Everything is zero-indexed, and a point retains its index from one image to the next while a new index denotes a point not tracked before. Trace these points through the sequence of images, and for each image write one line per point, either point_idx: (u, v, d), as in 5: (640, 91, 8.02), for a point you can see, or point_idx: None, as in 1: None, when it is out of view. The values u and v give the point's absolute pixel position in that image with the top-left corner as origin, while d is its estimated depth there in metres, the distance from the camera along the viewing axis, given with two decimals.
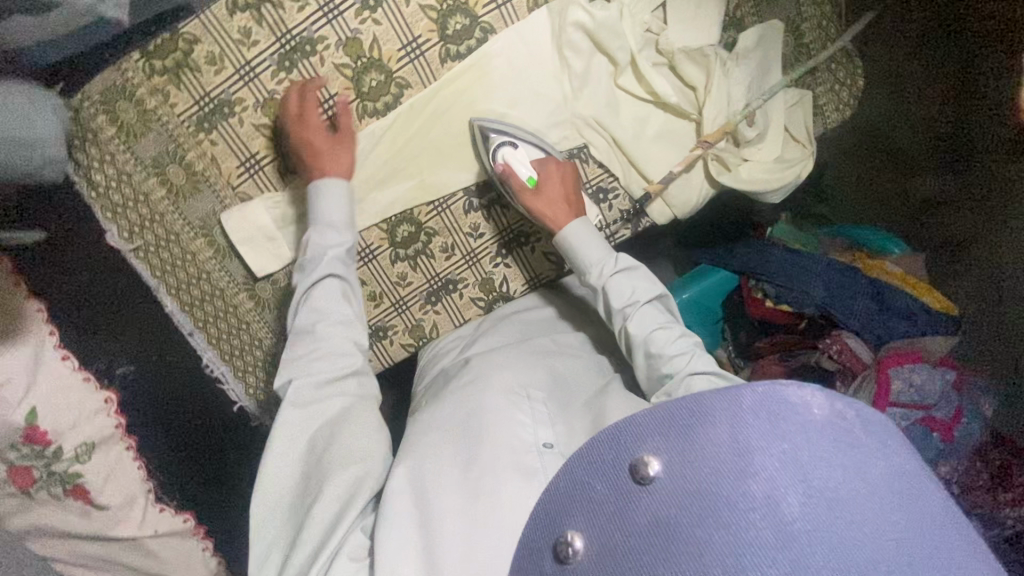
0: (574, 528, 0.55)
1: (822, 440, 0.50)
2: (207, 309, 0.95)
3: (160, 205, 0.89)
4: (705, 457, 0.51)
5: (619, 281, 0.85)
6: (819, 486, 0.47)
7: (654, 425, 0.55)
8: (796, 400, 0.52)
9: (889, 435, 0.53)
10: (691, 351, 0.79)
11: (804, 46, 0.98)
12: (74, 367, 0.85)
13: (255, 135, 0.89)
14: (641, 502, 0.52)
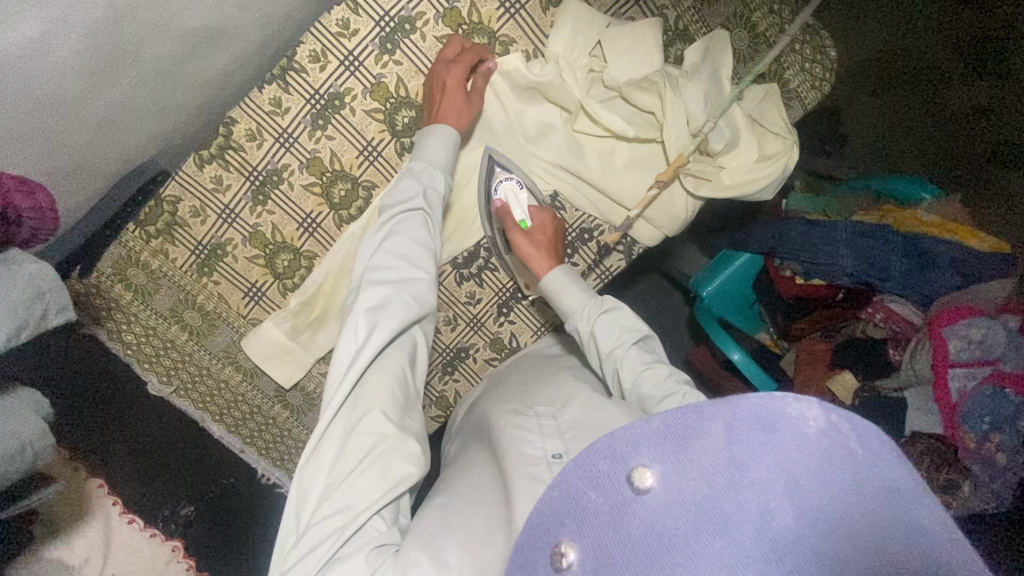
0: (567, 539, 0.48)
1: (814, 454, 0.44)
2: (251, 426, 1.03)
3: (186, 346, 0.98)
4: (699, 471, 0.45)
5: (603, 321, 0.85)
6: (817, 503, 0.43)
7: (650, 431, 0.48)
8: (791, 411, 0.45)
9: (887, 447, 0.46)
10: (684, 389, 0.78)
11: (760, 36, 0.93)
12: (141, 527, 0.89)
13: (251, 266, 0.96)
14: (634, 513, 0.46)
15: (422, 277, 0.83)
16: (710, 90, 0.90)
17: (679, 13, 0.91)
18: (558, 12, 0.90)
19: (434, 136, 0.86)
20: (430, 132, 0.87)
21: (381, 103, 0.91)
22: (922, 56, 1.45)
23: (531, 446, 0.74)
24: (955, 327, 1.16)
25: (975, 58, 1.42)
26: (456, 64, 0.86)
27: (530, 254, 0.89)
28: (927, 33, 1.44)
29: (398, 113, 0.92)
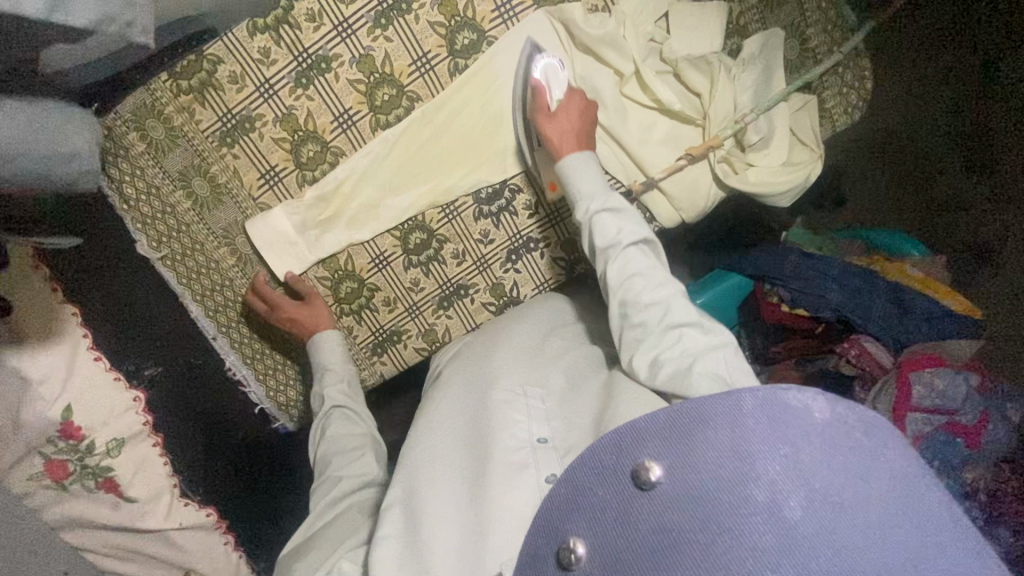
0: (575, 537, 0.57)
1: (813, 442, 0.51)
2: (232, 315, 1.00)
3: (186, 215, 0.94)
4: (704, 460, 0.53)
5: (608, 217, 0.82)
6: (821, 490, 0.49)
7: (655, 429, 0.57)
8: (796, 403, 0.54)
9: (894, 434, 0.54)
10: (669, 303, 0.76)
11: (809, 51, 0.99)
12: (107, 366, 0.82)
13: (275, 149, 0.93)
14: (642, 506, 0.54)
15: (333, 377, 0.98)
16: (759, 83, 0.96)
17: (742, 10, 0.97)
18: None
19: (325, 341, 0.98)
20: (318, 341, 0.98)
21: (445, 19, 0.91)
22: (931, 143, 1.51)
23: (516, 435, 0.79)
24: (922, 373, 1.21)
25: (977, 151, 1.47)
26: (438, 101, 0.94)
27: (552, 131, 0.88)
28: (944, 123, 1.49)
29: (460, 32, 0.92)
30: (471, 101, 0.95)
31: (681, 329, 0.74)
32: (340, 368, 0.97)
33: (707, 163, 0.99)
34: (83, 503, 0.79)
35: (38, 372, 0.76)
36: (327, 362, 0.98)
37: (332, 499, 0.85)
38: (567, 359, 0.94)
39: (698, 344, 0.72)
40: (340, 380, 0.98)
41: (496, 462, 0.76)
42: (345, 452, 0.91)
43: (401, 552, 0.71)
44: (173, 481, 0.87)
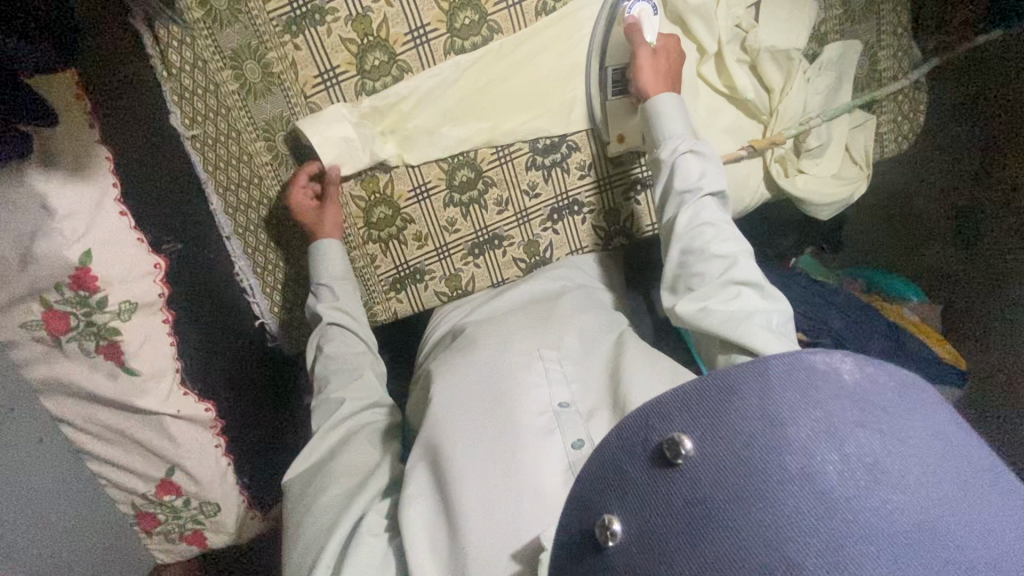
0: (610, 512, 0.44)
1: (844, 401, 0.41)
2: (253, 216, 0.93)
3: (229, 98, 0.87)
4: (738, 427, 0.42)
5: (692, 160, 0.81)
6: (867, 454, 0.38)
7: (678, 400, 0.44)
8: (821, 364, 0.44)
9: (922, 395, 0.44)
10: (735, 258, 0.74)
11: (877, 73, 1.01)
12: (131, 225, 0.63)
13: (340, 49, 0.88)
14: (671, 485, 0.42)
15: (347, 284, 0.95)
16: (828, 93, 0.98)
17: (824, 19, 0.97)
18: None
19: (327, 251, 0.93)
20: (322, 248, 0.93)
21: None
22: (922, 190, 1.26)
23: (535, 400, 0.74)
24: None
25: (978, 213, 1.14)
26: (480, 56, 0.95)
27: (644, 70, 0.86)
28: (938, 168, 1.23)
29: None
30: (550, 48, 0.93)
31: (741, 283, 0.73)
32: (340, 284, 0.93)
33: (762, 161, 1.01)
34: (76, 367, 0.62)
35: (61, 206, 0.57)
36: (326, 273, 0.94)
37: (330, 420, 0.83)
38: (575, 325, 0.87)
39: (754, 303, 0.72)
40: (342, 300, 0.94)
41: (516, 426, 0.71)
42: (340, 372, 0.89)
43: (430, 510, 0.69)
44: (177, 372, 0.68)
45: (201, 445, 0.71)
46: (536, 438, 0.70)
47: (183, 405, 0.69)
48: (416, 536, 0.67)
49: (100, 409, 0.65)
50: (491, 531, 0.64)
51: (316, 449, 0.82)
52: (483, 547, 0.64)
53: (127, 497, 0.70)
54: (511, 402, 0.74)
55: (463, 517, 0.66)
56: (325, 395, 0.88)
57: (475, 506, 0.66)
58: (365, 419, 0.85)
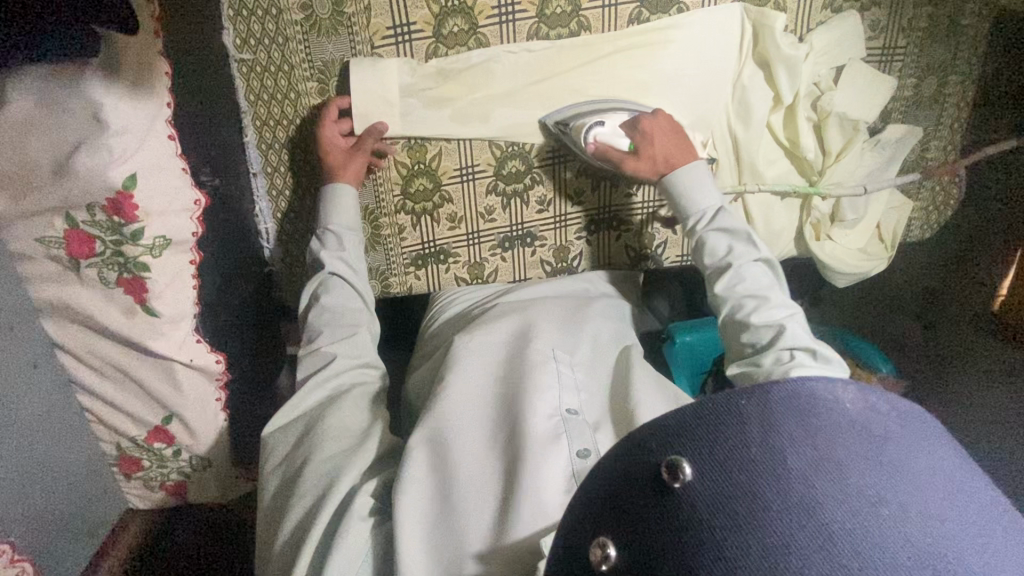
0: (609, 534, 0.42)
1: (845, 435, 0.40)
2: (285, 158, 0.87)
3: (290, 28, 0.81)
4: (744, 456, 0.40)
5: (717, 236, 0.77)
6: (853, 485, 0.38)
7: (687, 425, 0.41)
8: (822, 394, 0.42)
9: (919, 419, 0.43)
10: (782, 323, 0.69)
11: (924, 159, 1.04)
12: (177, 152, 0.57)
13: (421, 6, 0.82)
14: (670, 508, 0.40)
15: (353, 235, 0.85)
16: (877, 168, 1.00)
17: (895, 97, 0.99)
18: (835, 17, 0.90)
19: (339, 197, 0.84)
20: (333, 194, 0.84)
21: None
22: (913, 260, 1.19)
23: (541, 395, 0.67)
24: None
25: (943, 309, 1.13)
26: (578, 48, 0.88)
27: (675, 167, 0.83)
28: (932, 246, 1.16)
29: None
30: (631, 56, 0.89)
31: (793, 347, 0.67)
32: (350, 235, 0.85)
33: (799, 220, 1.03)
34: (92, 296, 0.57)
35: (114, 120, 0.51)
36: (331, 217, 0.84)
37: (320, 377, 0.75)
38: (584, 326, 0.83)
39: (810, 365, 0.65)
40: (348, 252, 0.84)
41: (519, 420, 0.65)
42: (336, 328, 0.80)
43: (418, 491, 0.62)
44: (195, 320, 0.63)
45: (202, 400, 0.66)
46: (545, 436, 0.63)
47: (196, 354, 0.63)
48: (404, 518, 0.60)
49: (101, 342, 0.60)
50: (486, 527, 0.59)
51: (295, 408, 0.73)
52: (473, 543, 0.58)
53: (114, 437, 0.66)
54: (516, 395, 0.68)
55: (458, 506, 0.60)
56: (314, 347, 0.79)
57: (472, 499, 0.61)
58: (354, 379, 0.76)
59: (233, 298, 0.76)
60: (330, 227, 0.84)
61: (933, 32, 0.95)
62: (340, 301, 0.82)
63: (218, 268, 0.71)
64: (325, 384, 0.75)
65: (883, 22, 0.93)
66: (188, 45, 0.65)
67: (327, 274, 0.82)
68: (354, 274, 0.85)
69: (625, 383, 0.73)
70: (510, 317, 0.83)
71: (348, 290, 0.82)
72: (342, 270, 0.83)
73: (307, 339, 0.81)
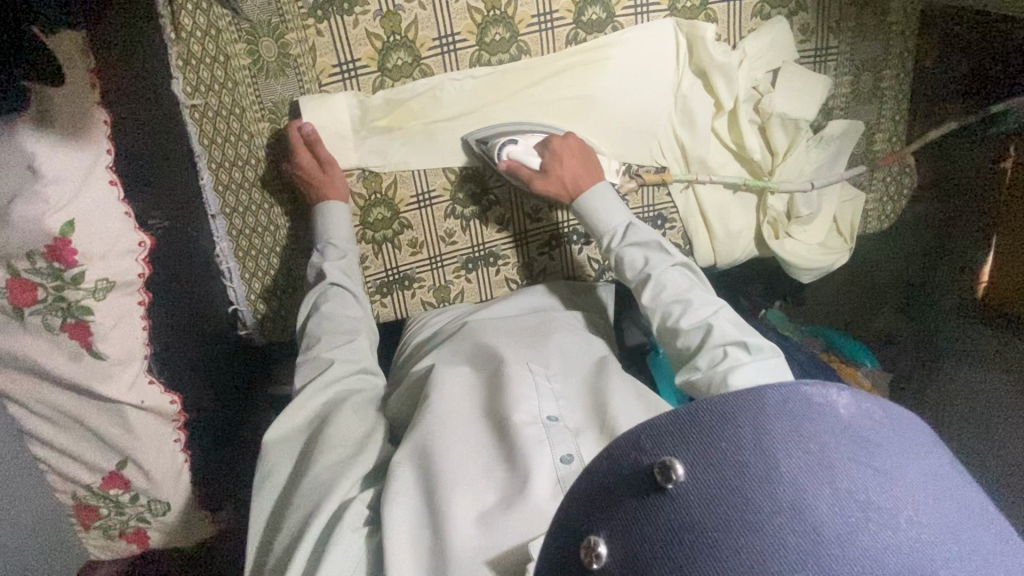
0: (597, 532, 0.39)
1: (840, 439, 0.38)
2: (242, 198, 0.89)
3: (238, 73, 0.84)
4: (734, 458, 0.37)
5: (633, 252, 0.82)
6: (846, 490, 0.36)
7: (670, 425, 0.40)
8: (817, 398, 0.40)
9: (911, 426, 0.41)
10: (708, 323, 0.73)
11: (872, 153, 1.07)
12: (119, 197, 0.59)
13: (364, 42, 0.85)
14: (659, 511, 0.37)
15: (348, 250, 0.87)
16: (825, 163, 1.02)
17: (834, 95, 1.02)
18: (764, 23, 0.94)
19: (334, 213, 0.87)
20: (330, 209, 0.87)
21: None
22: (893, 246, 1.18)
23: (521, 407, 0.68)
24: None
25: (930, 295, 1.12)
26: (521, 71, 0.91)
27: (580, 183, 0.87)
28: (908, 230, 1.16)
29: (591, 6, 0.89)
30: (572, 76, 0.92)
31: (724, 340, 0.71)
32: (348, 245, 0.87)
33: (756, 221, 1.05)
34: (37, 343, 0.57)
35: (49, 169, 0.53)
36: (330, 232, 0.87)
37: (319, 381, 0.75)
38: (560, 341, 0.83)
39: (743, 360, 0.69)
40: (343, 261, 0.86)
41: (506, 433, 0.66)
42: (333, 334, 0.80)
43: (409, 512, 0.60)
44: (146, 360, 0.63)
45: (159, 440, 0.66)
46: (529, 446, 0.63)
47: (148, 396, 0.63)
48: (395, 542, 0.57)
49: (49, 388, 0.59)
50: (479, 542, 0.56)
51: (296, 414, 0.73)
52: (465, 560, 0.55)
53: (69, 487, 0.65)
54: (499, 408, 0.69)
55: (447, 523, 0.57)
56: (314, 354, 0.79)
57: (461, 512, 0.59)
58: (353, 386, 0.77)
59: (189, 339, 0.75)
60: (330, 242, 0.87)
61: (861, 32, 0.99)
62: (340, 309, 0.83)
63: (173, 308, 0.71)
64: (325, 393, 0.75)
65: (812, 25, 0.97)
66: (133, 95, 0.67)
67: (327, 283, 0.83)
68: (352, 284, 0.86)
69: (599, 389, 0.74)
70: (484, 334, 0.83)
71: (350, 299, 0.84)
72: (341, 279, 0.84)
73: (305, 345, 0.81)
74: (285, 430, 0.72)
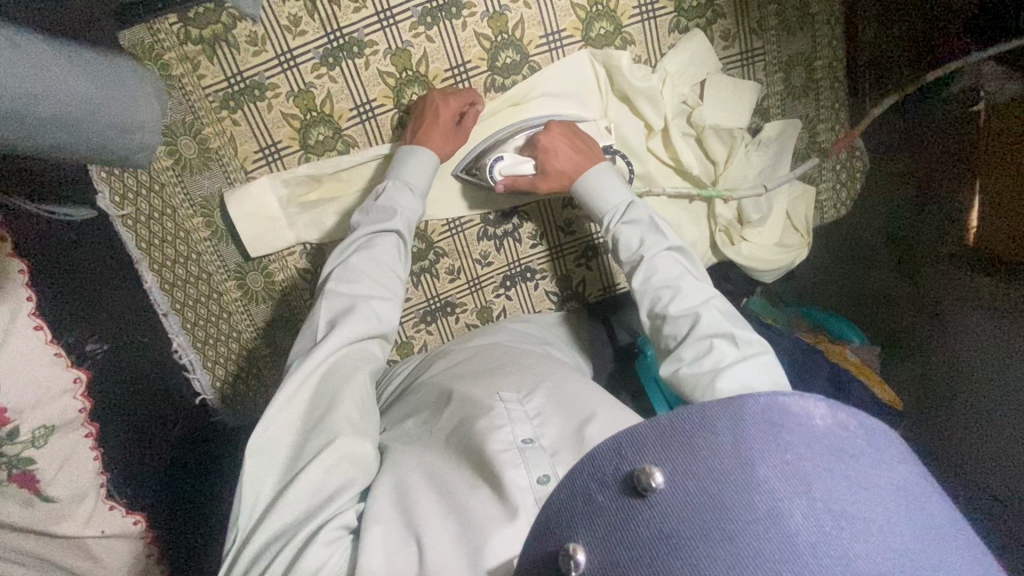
0: (576, 538, 0.37)
1: (819, 447, 0.35)
2: (188, 293, 0.86)
3: (163, 174, 0.84)
4: (709, 467, 0.35)
5: (628, 230, 0.77)
6: (825, 498, 0.33)
7: (648, 438, 0.37)
8: (797, 407, 0.37)
9: (894, 442, 0.38)
10: (697, 313, 0.68)
11: (816, 144, 1.06)
12: (48, 339, 0.61)
13: (282, 124, 0.85)
14: (636, 516, 0.35)
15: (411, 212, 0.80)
16: (767, 164, 1.01)
17: (767, 93, 1.01)
18: (682, 38, 0.93)
19: (421, 157, 0.81)
20: (414, 152, 0.82)
21: (493, 32, 0.87)
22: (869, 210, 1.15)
23: (490, 431, 0.60)
24: None
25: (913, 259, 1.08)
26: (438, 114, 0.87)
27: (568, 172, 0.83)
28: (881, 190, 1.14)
29: (504, 50, 0.89)
30: (494, 121, 0.90)
31: (713, 334, 0.66)
32: (414, 193, 0.80)
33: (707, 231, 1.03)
34: None
35: None
36: (403, 173, 0.81)
37: (349, 334, 0.66)
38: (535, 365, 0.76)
39: (728, 358, 0.64)
40: (411, 208, 0.79)
41: (479, 462, 0.58)
42: (369, 280, 0.72)
43: (387, 544, 0.52)
44: (102, 488, 0.67)
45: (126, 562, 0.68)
46: (498, 470, 0.55)
47: (108, 524, 0.67)
48: None
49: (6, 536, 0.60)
50: None
51: (313, 369, 0.63)
52: None
53: None
54: (472, 435, 0.61)
55: (425, 555, 0.51)
56: (347, 301, 0.70)
57: (435, 553, 0.51)
58: (366, 351, 0.68)
59: (149, 448, 0.76)
60: (400, 185, 0.80)
61: (785, 28, 0.97)
62: (385, 261, 0.74)
63: (128, 421, 0.73)
64: (346, 357, 0.66)
65: (733, 31, 0.95)
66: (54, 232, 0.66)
67: (393, 232, 0.76)
68: (405, 238, 0.78)
69: (579, 400, 0.65)
70: (457, 374, 0.78)
71: (395, 253, 0.76)
72: (403, 229, 0.77)
73: (337, 275, 0.72)
74: (297, 413, 0.61)
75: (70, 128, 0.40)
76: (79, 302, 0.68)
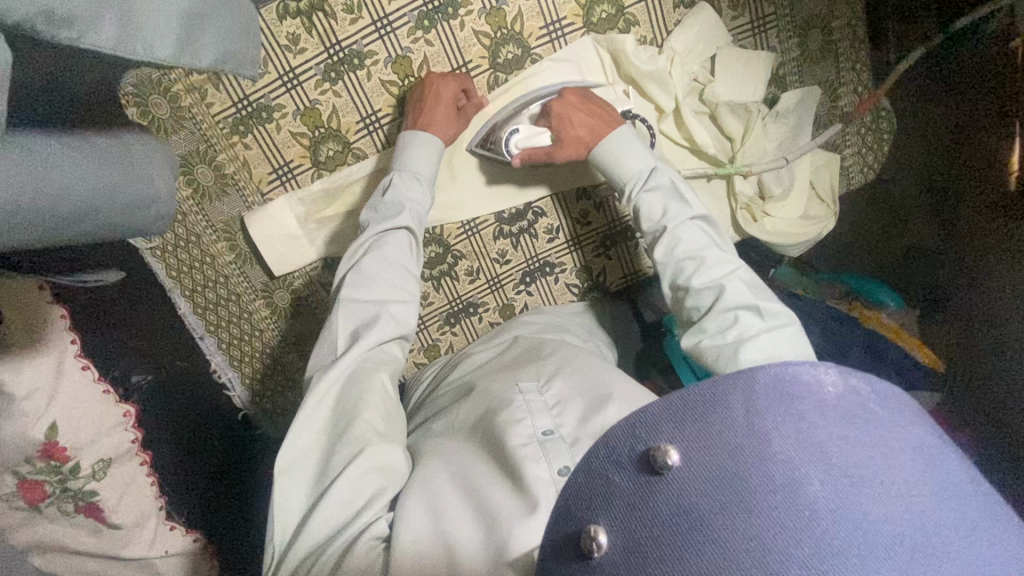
0: (596, 522, 0.35)
1: (829, 416, 0.34)
2: (220, 314, 0.90)
3: (184, 204, 0.86)
4: (722, 441, 0.34)
5: (651, 197, 0.76)
6: (837, 464, 0.32)
7: (665, 415, 0.35)
8: (805, 376, 0.35)
9: (902, 401, 0.36)
10: (721, 284, 0.67)
11: (838, 109, 1.00)
12: (95, 378, 0.66)
13: (291, 143, 0.86)
14: (654, 496, 0.33)
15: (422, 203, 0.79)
16: (787, 136, 0.97)
17: (783, 61, 0.96)
18: (688, 14, 0.90)
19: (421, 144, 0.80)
20: (415, 138, 0.81)
21: (492, 29, 0.86)
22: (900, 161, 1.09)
23: (510, 427, 0.61)
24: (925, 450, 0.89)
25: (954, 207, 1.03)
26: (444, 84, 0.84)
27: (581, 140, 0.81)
28: (918, 141, 1.07)
29: (504, 46, 0.87)
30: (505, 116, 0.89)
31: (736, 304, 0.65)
32: (420, 178, 0.79)
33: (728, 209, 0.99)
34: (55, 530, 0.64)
35: (17, 388, 0.59)
36: (412, 163, 0.80)
37: (367, 343, 0.67)
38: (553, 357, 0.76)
39: (754, 328, 0.63)
40: (417, 199, 0.79)
41: (502, 456, 0.59)
42: (382, 284, 0.72)
43: (418, 530, 0.54)
44: (162, 510, 0.71)
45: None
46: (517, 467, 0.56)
47: (170, 544, 0.72)
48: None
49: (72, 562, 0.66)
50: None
51: (334, 378, 0.64)
52: None
53: None
54: (493, 430, 0.62)
55: (454, 548, 0.53)
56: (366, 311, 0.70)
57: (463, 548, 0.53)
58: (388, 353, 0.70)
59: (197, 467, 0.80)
60: (409, 174, 0.80)
61: None
62: (398, 258, 0.74)
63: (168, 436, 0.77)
64: (362, 367, 0.66)
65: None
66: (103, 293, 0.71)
67: (403, 224, 0.75)
68: (416, 233, 0.77)
69: (595, 387, 0.65)
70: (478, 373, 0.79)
71: (408, 249, 0.76)
72: (413, 225, 0.77)
73: (351, 281, 0.72)
74: (322, 410, 0.62)
75: (85, 213, 0.41)
76: (120, 334, 0.72)
